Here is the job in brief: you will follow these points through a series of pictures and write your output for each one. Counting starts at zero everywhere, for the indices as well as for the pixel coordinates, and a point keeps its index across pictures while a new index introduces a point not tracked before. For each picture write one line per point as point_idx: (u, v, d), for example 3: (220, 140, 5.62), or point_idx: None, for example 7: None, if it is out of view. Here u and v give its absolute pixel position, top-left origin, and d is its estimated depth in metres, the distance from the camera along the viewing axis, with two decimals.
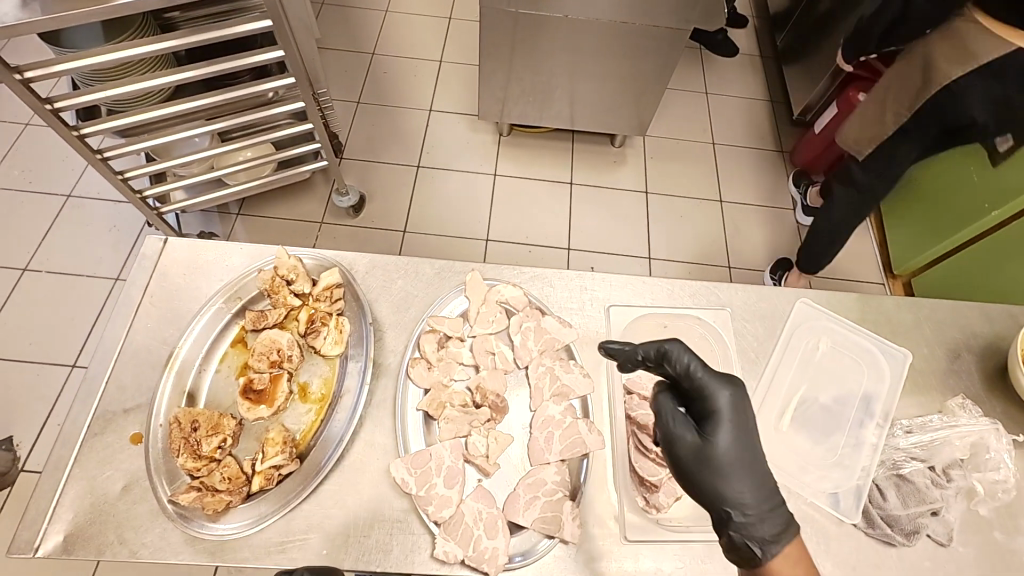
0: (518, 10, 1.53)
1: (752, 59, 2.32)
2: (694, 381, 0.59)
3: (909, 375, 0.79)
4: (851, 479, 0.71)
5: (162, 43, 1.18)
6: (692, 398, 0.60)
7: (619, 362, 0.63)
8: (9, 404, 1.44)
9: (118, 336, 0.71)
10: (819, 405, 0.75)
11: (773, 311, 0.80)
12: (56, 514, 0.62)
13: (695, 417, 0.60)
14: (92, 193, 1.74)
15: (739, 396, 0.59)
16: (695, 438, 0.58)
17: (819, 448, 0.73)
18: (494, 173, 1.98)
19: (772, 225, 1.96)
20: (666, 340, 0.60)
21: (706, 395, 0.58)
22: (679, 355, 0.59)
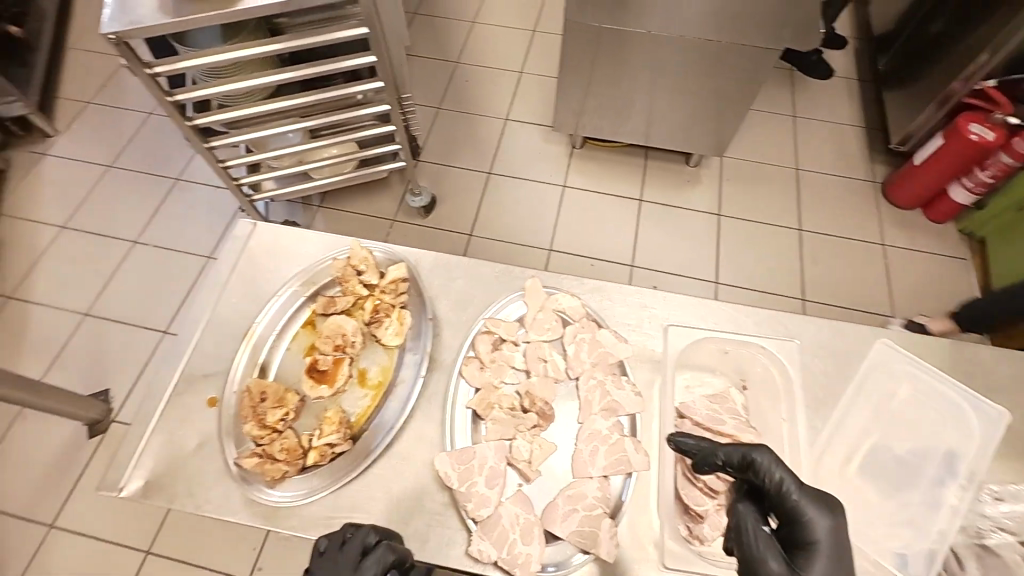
0: (602, 25, 1.54)
1: (848, 83, 2.19)
2: (787, 504, 0.54)
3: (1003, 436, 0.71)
4: (922, 541, 0.64)
5: (270, 45, 1.29)
6: (782, 523, 0.55)
7: (696, 465, 0.60)
8: (110, 360, 1.61)
9: (206, 307, 0.78)
10: (892, 462, 0.69)
11: (848, 349, 0.75)
12: (139, 461, 0.69)
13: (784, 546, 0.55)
14: (197, 177, 1.92)
15: (837, 528, 0.54)
16: (782, 565, 0.53)
17: (885, 503, 0.67)
18: (564, 185, 1.99)
19: (856, 259, 1.83)
20: (755, 449, 0.56)
21: (798, 517, 0.54)
22: (770, 467, 0.55)
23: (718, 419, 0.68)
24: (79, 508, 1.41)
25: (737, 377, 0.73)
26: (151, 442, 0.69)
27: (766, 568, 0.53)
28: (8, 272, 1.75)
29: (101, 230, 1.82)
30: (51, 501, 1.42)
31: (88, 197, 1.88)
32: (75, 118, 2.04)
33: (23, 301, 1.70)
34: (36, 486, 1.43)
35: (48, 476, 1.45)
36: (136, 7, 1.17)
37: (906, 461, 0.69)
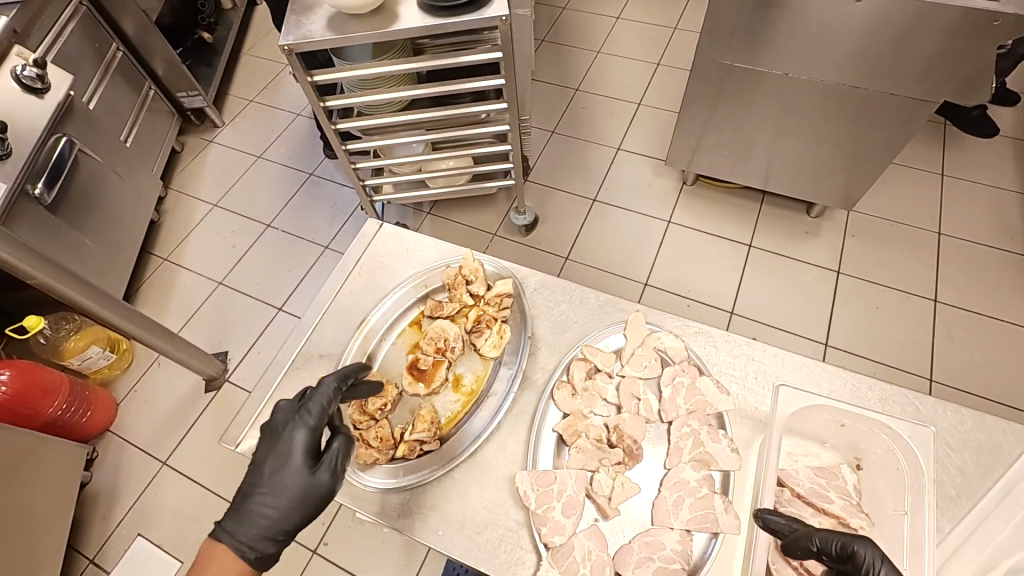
0: (733, 63, 1.50)
1: (1015, 144, 1.94)
2: None
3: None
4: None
5: (413, 63, 1.40)
6: None
7: (783, 546, 0.56)
8: (233, 326, 1.82)
9: (330, 294, 0.86)
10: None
11: (993, 448, 0.65)
12: (255, 422, 0.77)
13: None
14: (328, 175, 2.13)
15: None
16: None
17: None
18: (668, 220, 1.94)
19: (1004, 344, 1.60)
20: (854, 537, 0.53)
21: None
22: (875, 563, 0.52)
23: (823, 495, 0.63)
24: (188, 452, 1.59)
25: (851, 455, 0.66)
26: (265, 409, 0.77)
27: None
28: (168, 238, 2.04)
29: (244, 212, 2.08)
30: (168, 441, 1.61)
31: (239, 182, 2.16)
32: (239, 113, 2.36)
33: (175, 264, 1.97)
34: (159, 426, 1.64)
35: (169, 419, 1.65)
36: (309, 23, 1.33)
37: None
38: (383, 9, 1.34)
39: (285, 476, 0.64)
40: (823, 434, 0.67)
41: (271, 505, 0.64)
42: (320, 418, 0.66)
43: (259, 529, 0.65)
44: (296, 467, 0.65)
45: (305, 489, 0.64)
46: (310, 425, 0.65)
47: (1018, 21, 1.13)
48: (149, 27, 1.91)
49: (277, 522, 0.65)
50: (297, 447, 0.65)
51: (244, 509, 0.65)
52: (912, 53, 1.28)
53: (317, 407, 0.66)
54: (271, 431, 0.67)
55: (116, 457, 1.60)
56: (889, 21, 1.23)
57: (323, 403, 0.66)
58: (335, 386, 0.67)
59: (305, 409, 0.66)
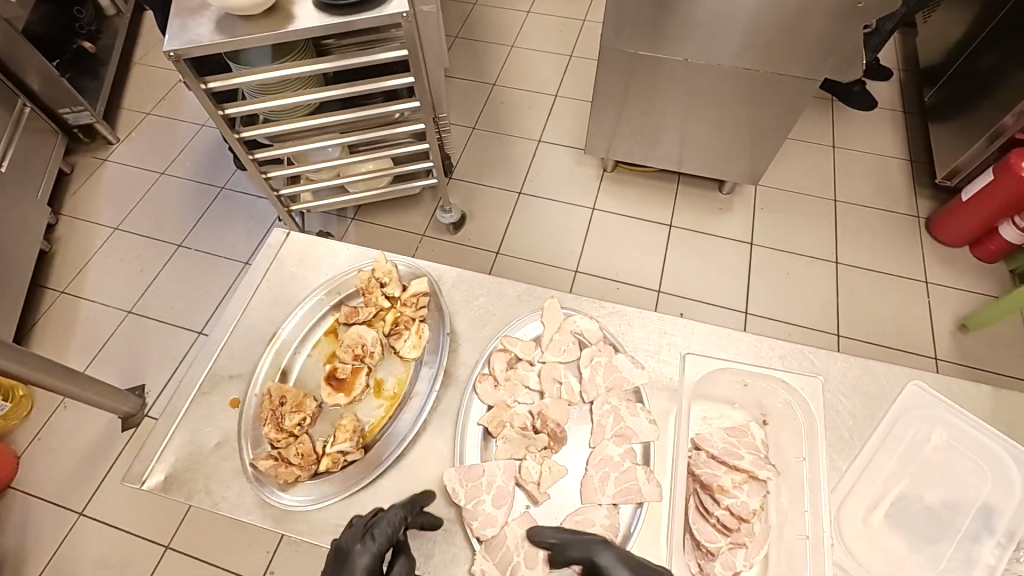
0: (636, 52, 1.56)
1: (892, 115, 2.14)
2: None
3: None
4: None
5: (316, 65, 1.35)
6: None
7: None
8: (147, 357, 1.69)
9: (237, 311, 0.81)
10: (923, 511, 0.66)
11: (877, 389, 0.71)
12: (162, 455, 0.71)
13: None
14: (240, 187, 2.01)
15: None
16: None
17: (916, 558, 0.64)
18: (593, 208, 1.99)
19: (897, 296, 1.76)
20: None
21: None
22: None
23: (734, 453, 0.66)
24: (106, 499, 1.46)
25: (757, 411, 0.71)
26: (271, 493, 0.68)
27: None
28: (63, 268, 1.86)
29: (149, 233, 1.93)
30: (82, 489, 1.48)
31: (140, 202, 2.00)
32: (135, 127, 2.18)
33: (74, 296, 1.80)
34: (69, 475, 1.50)
35: (81, 465, 1.51)
36: (196, 26, 1.25)
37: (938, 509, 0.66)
38: (277, 9, 1.28)
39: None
40: (730, 395, 0.72)
41: None
42: (384, 539, 0.60)
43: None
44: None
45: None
46: (375, 549, 0.60)
47: (880, 4, 1.24)
48: (15, 38, 1.72)
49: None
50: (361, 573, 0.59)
51: None
52: (794, 35, 1.37)
53: (382, 530, 0.60)
54: (334, 557, 0.61)
55: (20, 514, 1.44)
56: (772, 6, 1.31)
57: (390, 521, 0.61)
58: (401, 516, 0.61)
59: (369, 533, 0.61)
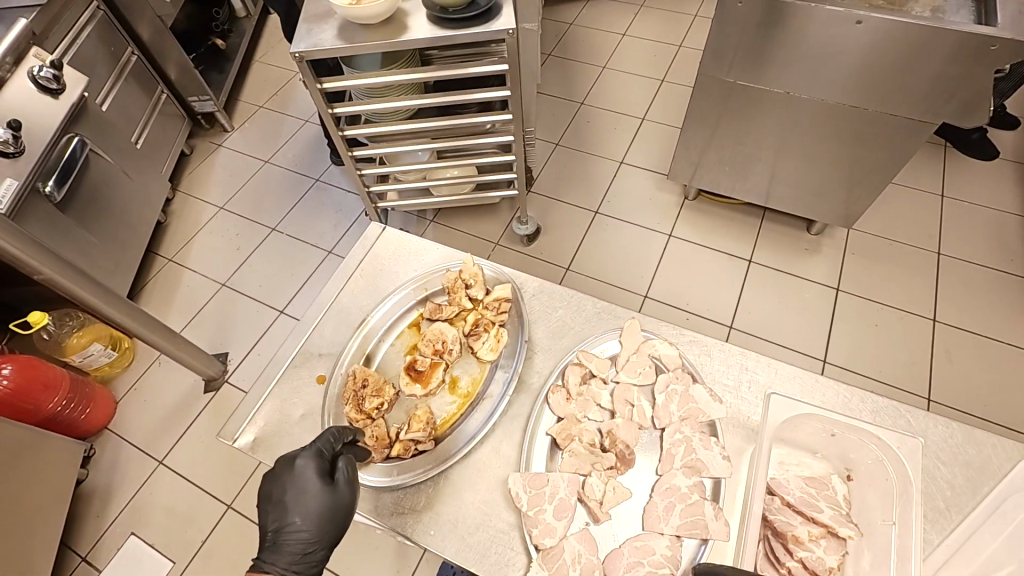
0: (735, 81, 1.53)
1: (1016, 168, 1.95)
2: None
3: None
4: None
5: (421, 73, 1.43)
6: None
7: None
8: (235, 327, 1.83)
9: (331, 295, 0.87)
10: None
11: (981, 461, 0.66)
12: (252, 418, 0.77)
13: None
14: (334, 181, 2.16)
15: None
16: None
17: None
18: (670, 234, 1.96)
19: (1004, 365, 1.60)
20: None
21: None
22: None
23: (812, 504, 0.63)
24: (185, 451, 1.60)
25: (841, 465, 0.67)
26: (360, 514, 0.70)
27: None
28: (174, 238, 2.06)
29: (249, 215, 2.10)
30: (165, 440, 1.62)
31: (246, 186, 2.18)
32: (250, 118, 2.39)
33: (179, 264, 1.99)
34: (157, 425, 1.65)
35: (167, 418, 1.66)
36: (320, 32, 1.36)
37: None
38: (393, 20, 1.37)
39: (305, 503, 0.63)
40: (813, 443, 0.68)
41: (300, 534, 0.63)
42: (328, 447, 0.67)
43: (297, 556, 0.63)
44: (314, 491, 0.64)
45: (331, 507, 0.64)
46: (320, 450, 0.66)
47: (1015, 47, 1.15)
48: (164, 32, 1.95)
49: (311, 546, 0.64)
50: (311, 472, 0.64)
51: (277, 555, 0.63)
52: (911, 74, 1.30)
53: (325, 437, 0.68)
54: (280, 468, 0.66)
55: (112, 455, 1.60)
56: (890, 42, 1.25)
57: (330, 432, 0.68)
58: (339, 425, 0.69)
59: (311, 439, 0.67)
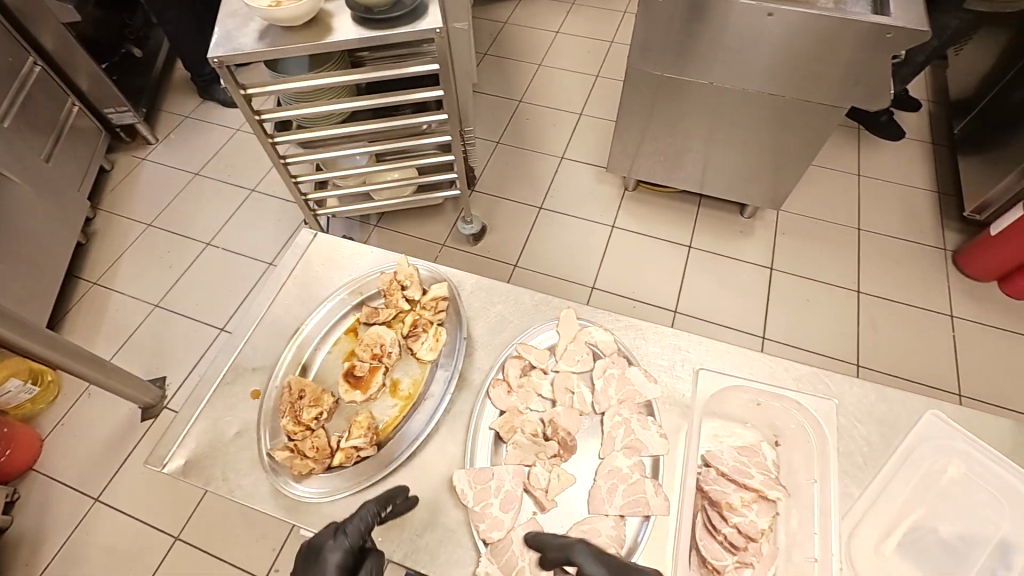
0: (662, 74, 1.58)
1: (920, 146, 2.12)
2: None
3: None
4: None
5: (351, 76, 1.39)
6: None
7: None
8: (171, 348, 1.74)
9: (262, 306, 0.84)
10: (959, 558, 0.64)
11: (892, 417, 0.71)
12: (183, 441, 0.74)
13: None
14: (269, 190, 2.08)
15: None
16: None
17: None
18: (613, 226, 2.01)
19: (921, 328, 1.73)
20: None
21: None
22: None
23: (744, 472, 0.66)
24: (122, 484, 1.50)
25: (770, 433, 0.72)
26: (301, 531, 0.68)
27: None
28: (98, 260, 1.93)
29: (181, 230, 1.99)
30: (98, 475, 1.51)
31: (174, 200, 2.07)
32: (174, 129, 2.27)
33: (106, 287, 1.87)
34: (90, 460, 1.54)
35: (99, 452, 1.55)
36: (241, 36, 1.31)
37: (984, 560, 0.63)
38: (317, 21, 1.33)
39: None
40: (742, 414, 0.72)
41: None
42: (359, 538, 0.60)
43: None
44: None
45: None
46: (347, 544, 0.59)
47: (908, 34, 1.25)
48: (70, 40, 1.82)
49: None
50: (330, 568, 0.58)
51: None
52: (823, 62, 1.38)
53: (357, 524, 0.61)
54: (305, 556, 0.60)
55: (40, 496, 1.48)
56: (801, 33, 1.33)
57: (365, 519, 0.61)
58: (377, 509, 0.62)
59: (341, 528, 0.61)
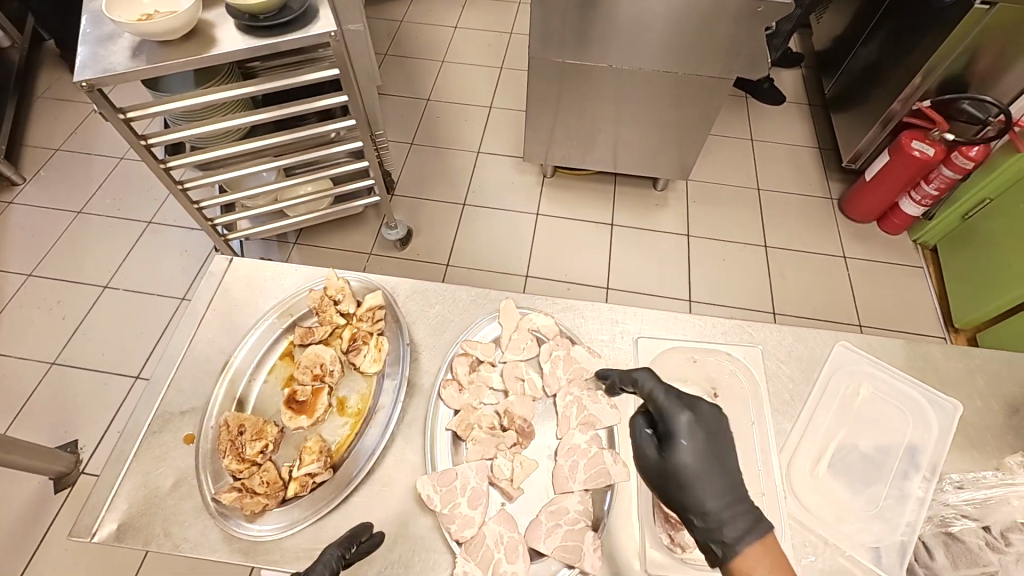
0: (564, 60, 1.62)
1: (799, 108, 2.33)
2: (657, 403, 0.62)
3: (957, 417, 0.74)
4: (902, 553, 0.66)
5: (244, 88, 1.31)
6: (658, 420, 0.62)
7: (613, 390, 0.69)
8: (78, 408, 1.56)
9: (182, 345, 0.78)
10: (880, 464, 0.72)
11: (810, 354, 0.78)
12: (112, 503, 0.67)
13: (659, 437, 0.61)
14: (169, 220, 1.91)
15: (700, 420, 0.60)
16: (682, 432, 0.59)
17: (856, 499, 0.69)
18: (537, 213, 2.04)
19: (821, 272, 1.91)
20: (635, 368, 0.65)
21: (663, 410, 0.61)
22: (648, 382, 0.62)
23: None
24: (42, 566, 1.34)
25: (709, 387, 0.75)
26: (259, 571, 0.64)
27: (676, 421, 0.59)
28: None
29: (70, 276, 1.79)
30: (12, 563, 1.34)
31: (57, 245, 1.85)
32: (44, 165, 2.03)
33: None
34: None
35: (9, 538, 1.37)
36: (110, 55, 1.19)
37: (898, 462, 0.72)
38: (196, 33, 1.24)
39: None
40: (683, 372, 0.76)
41: None
42: None
43: None
44: None
45: None
46: None
47: (777, 7, 1.36)
48: None
49: None
50: None
51: None
52: (708, 36, 1.47)
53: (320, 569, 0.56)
54: None
55: None
56: (685, 12, 1.41)
57: (330, 560, 0.57)
58: (340, 549, 0.58)
59: None
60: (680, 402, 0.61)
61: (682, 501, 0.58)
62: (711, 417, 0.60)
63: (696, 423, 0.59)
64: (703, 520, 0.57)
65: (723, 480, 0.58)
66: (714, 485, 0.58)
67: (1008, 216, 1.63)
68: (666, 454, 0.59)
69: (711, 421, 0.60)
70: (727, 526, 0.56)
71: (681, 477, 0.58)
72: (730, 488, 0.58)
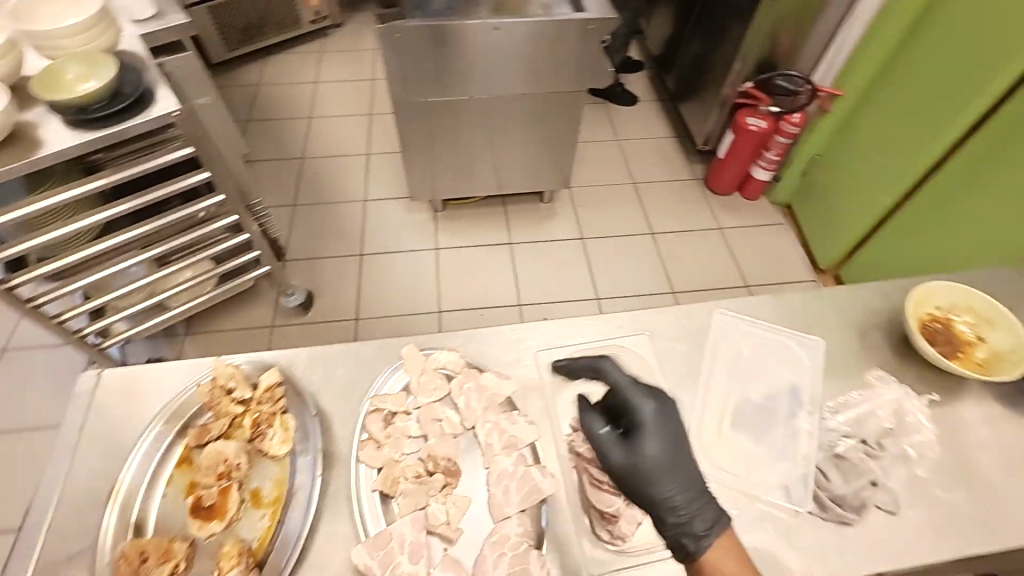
0: (427, 99, 1.67)
1: (652, 104, 2.56)
2: (622, 398, 0.69)
3: (822, 350, 0.85)
4: (805, 482, 0.73)
5: (92, 183, 1.22)
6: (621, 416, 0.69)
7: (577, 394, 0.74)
8: None
9: (56, 482, 0.69)
10: (772, 410, 0.80)
11: (695, 327, 0.86)
12: None
13: (622, 433, 0.68)
14: (28, 342, 1.69)
15: (663, 407, 0.68)
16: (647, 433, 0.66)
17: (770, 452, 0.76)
18: (436, 248, 2.06)
19: (704, 246, 2.10)
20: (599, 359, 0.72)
21: (629, 405, 0.68)
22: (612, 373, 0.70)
23: None
24: None
25: (613, 380, 0.81)
26: None
27: (644, 420, 0.67)
28: None
29: None
30: None
31: None
32: None
33: None
34: None
35: None
36: None
37: (786, 403, 0.80)
38: (17, 137, 1.13)
39: None
40: None
41: None
42: None
43: None
44: None
45: None
46: None
47: (604, 24, 1.51)
48: None
49: None
50: None
51: None
52: (554, 57, 1.59)
53: None
54: None
55: None
56: (527, 38, 1.52)
57: None
58: None
59: None
60: (646, 393, 0.69)
61: (653, 502, 0.65)
62: (674, 411, 0.68)
63: (660, 411, 0.67)
64: (675, 516, 0.64)
65: (683, 476, 0.65)
66: (676, 483, 0.65)
67: (832, 164, 1.93)
68: (635, 449, 0.66)
69: (673, 409, 0.68)
70: (693, 522, 0.64)
71: (652, 474, 0.65)
72: (692, 482, 0.65)
